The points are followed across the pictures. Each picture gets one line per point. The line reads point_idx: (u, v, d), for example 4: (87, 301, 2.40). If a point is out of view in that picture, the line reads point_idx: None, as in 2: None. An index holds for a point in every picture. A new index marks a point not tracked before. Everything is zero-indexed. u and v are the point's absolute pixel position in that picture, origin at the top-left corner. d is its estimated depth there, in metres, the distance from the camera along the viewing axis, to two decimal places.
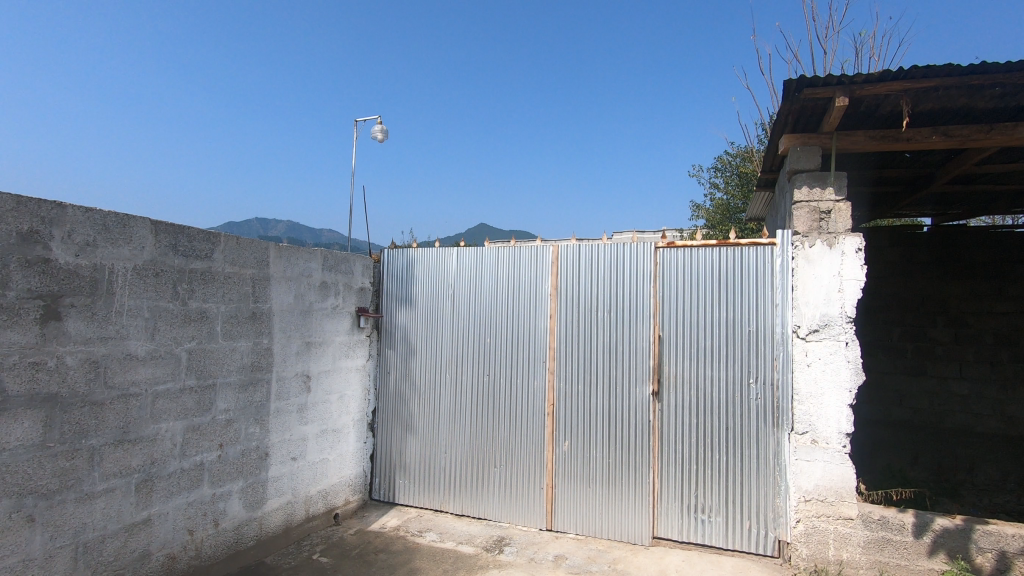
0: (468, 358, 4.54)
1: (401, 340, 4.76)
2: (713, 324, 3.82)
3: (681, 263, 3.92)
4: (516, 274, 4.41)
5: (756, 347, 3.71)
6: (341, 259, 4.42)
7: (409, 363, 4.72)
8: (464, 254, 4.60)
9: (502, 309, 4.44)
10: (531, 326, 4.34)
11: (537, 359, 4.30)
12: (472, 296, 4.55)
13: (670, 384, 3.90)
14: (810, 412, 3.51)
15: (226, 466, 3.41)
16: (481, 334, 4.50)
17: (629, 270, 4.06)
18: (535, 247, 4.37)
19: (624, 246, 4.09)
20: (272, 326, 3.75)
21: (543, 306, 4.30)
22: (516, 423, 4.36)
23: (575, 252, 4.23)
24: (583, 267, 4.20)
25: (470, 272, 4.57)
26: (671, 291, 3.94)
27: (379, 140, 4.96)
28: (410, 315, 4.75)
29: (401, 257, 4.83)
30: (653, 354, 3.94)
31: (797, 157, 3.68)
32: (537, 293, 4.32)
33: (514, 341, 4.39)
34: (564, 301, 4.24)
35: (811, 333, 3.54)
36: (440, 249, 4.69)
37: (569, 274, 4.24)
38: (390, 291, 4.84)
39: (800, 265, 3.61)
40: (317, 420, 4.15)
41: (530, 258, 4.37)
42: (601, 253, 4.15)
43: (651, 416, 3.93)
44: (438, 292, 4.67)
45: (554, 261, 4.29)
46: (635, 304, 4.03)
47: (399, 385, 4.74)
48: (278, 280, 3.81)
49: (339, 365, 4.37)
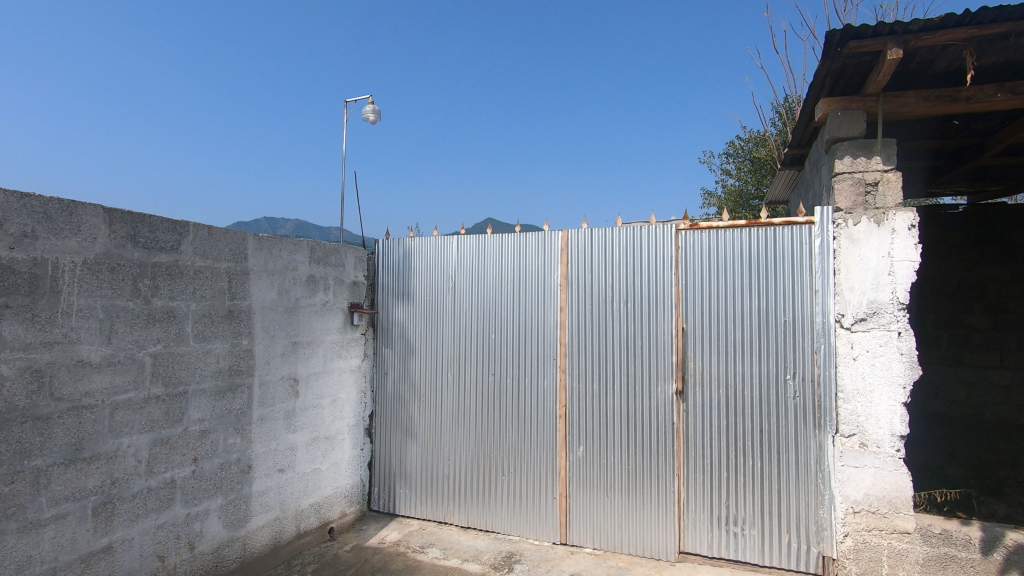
0: (471, 356, 4.16)
1: (399, 339, 4.39)
2: (744, 315, 3.41)
3: (706, 247, 3.51)
4: (522, 264, 4.02)
5: (793, 340, 3.30)
6: (331, 251, 4.05)
7: (407, 363, 4.35)
8: (465, 243, 4.21)
9: (507, 302, 4.05)
10: (539, 320, 3.95)
11: (548, 356, 3.91)
12: (474, 289, 4.16)
13: (696, 382, 3.50)
14: (858, 411, 3.11)
15: (201, 483, 3.06)
16: (485, 330, 4.11)
17: (648, 256, 3.65)
18: (543, 233, 3.98)
19: (642, 229, 3.69)
20: (253, 325, 3.38)
21: (552, 298, 3.90)
22: (525, 426, 3.97)
23: (588, 238, 3.83)
24: (596, 254, 3.80)
25: (471, 263, 4.18)
26: (695, 278, 3.53)
27: (371, 122, 4.56)
28: (407, 311, 4.38)
29: (396, 247, 4.44)
30: (675, 349, 3.54)
31: (838, 123, 3.25)
32: (546, 284, 3.93)
33: (521, 338, 4.00)
34: (576, 292, 3.84)
35: (857, 322, 3.13)
36: (439, 238, 4.31)
37: (581, 263, 3.84)
38: (386, 285, 4.47)
39: (843, 245, 3.19)
40: (307, 427, 3.79)
41: (538, 245, 3.98)
42: (616, 239, 3.75)
43: (675, 418, 3.53)
44: (437, 285, 4.29)
45: (564, 249, 3.89)
46: (655, 294, 3.62)
47: (397, 386, 4.38)
48: (259, 274, 3.44)
49: (330, 367, 4.01)
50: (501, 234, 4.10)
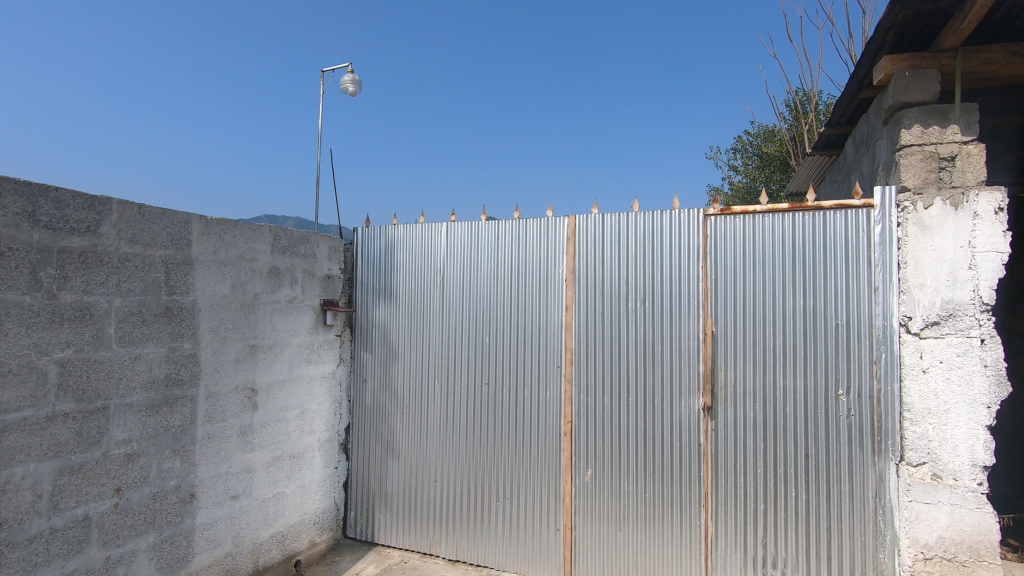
0: (461, 363, 3.60)
1: (379, 341, 3.83)
2: (785, 316, 2.86)
3: (740, 234, 2.96)
4: (520, 256, 3.45)
5: (847, 347, 2.76)
6: (300, 239, 3.49)
7: (389, 370, 3.79)
8: (455, 232, 3.66)
9: (502, 300, 3.49)
10: (540, 321, 3.39)
11: (550, 363, 3.35)
12: (464, 284, 3.60)
13: (728, 396, 2.95)
14: (929, 435, 2.54)
15: (126, 519, 2.50)
16: (477, 332, 3.55)
17: (669, 246, 3.10)
18: (544, 220, 3.42)
19: (662, 214, 3.13)
20: (197, 326, 2.83)
21: (556, 296, 3.34)
22: (523, 445, 3.42)
23: (598, 225, 3.27)
24: (607, 245, 3.24)
25: (462, 254, 3.62)
26: (727, 273, 2.97)
27: (351, 94, 4.01)
28: (389, 310, 3.81)
29: (376, 237, 3.89)
30: (702, 357, 3.00)
31: (905, 84, 2.68)
32: (548, 279, 3.37)
33: (518, 341, 3.44)
34: (583, 289, 3.28)
35: (928, 327, 2.57)
36: (426, 227, 3.74)
37: (590, 254, 3.28)
38: (365, 280, 3.90)
39: (910, 233, 2.63)
40: (268, 445, 3.24)
41: (539, 233, 3.42)
42: (631, 227, 3.19)
43: (701, 439, 2.99)
44: (423, 280, 3.73)
45: (570, 238, 3.33)
46: (678, 291, 3.07)
47: (377, 396, 3.81)
48: (207, 265, 2.88)
49: (297, 375, 3.45)
50: (497, 221, 3.55)
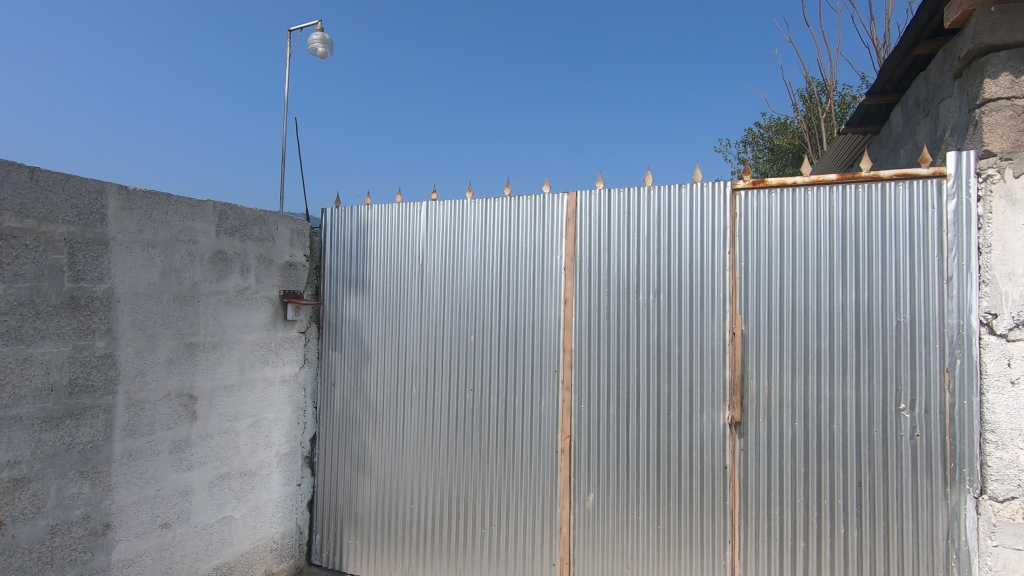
0: (442, 365, 3.08)
1: (350, 340, 3.32)
2: (832, 313, 2.35)
3: (776, 211, 2.44)
4: (511, 240, 2.94)
5: (910, 351, 2.24)
6: (254, 219, 2.98)
7: (360, 373, 3.28)
8: (436, 212, 3.14)
9: (489, 292, 2.97)
10: (535, 317, 2.86)
11: (545, 367, 2.83)
12: (446, 273, 3.08)
13: (760, 409, 2.43)
14: (1020, 464, 2.01)
15: (11, 560, 1.99)
16: (461, 330, 3.03)
17: (688, 227, 2.58)
18: (539, 197, 2.90)
19: (681, 189, 2.61)
20: (115, 320, 2.32)
21: (552, 287, 2.82)
22: (513, 463, 2.90)
23: (603, 202, 2.75)
24: (614, 226, 2.72)
25: (444, 238, 3.10)
26: (760, 259, 2.45)
27: (320, 55, 3.51)
28: (361, 303, 3.30)
29: (348, 219, 3.38)
30: (729, 361, 2.48)
31: (991, 23, 2.12)
32: (544, 268, 2.85)
33: (508, 341, 2.92)
34: (585, 279, 2.76)
35: (1019, 327, 2.02)
36: (403, 207, 3.23)
37: (593, 238, 2.75)
38: (334, 268, 3.39)
39: (996, 208, 2.08)
40: (212, 462, 2.74)
41: (533, 213, 2.89)
42: (643, 205, 2.67)
43: (727, 460, 2.48)
44: (399, 269, 3.21)
45: (570, 218, 2.80)
46: (700, 281, 2.55)
47: (347, 402, 3.31)
48: (128, 246, 2.38)
49: (250, 378, 2.94)
50: (484, 199, 3.03)
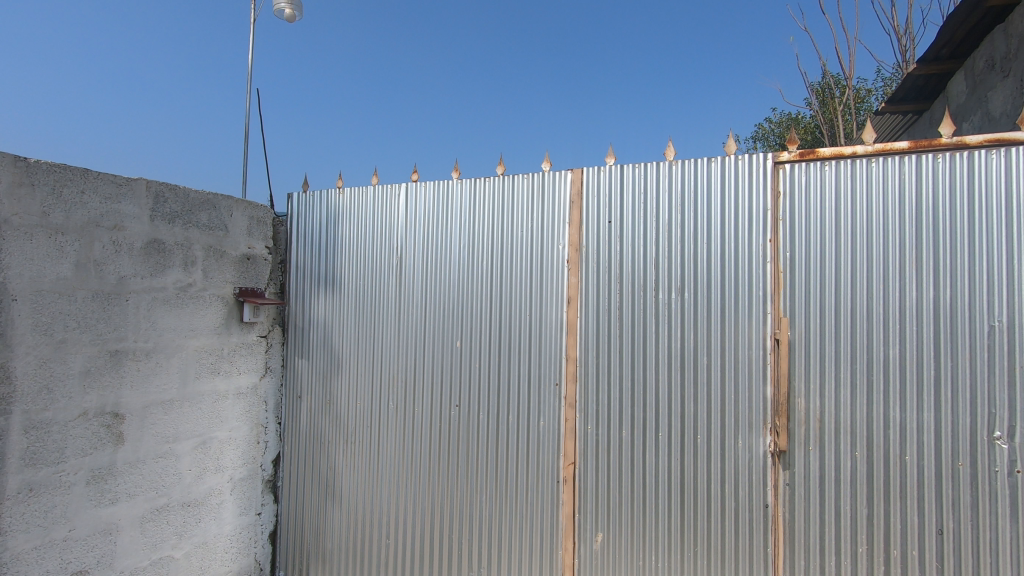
0: (422, 376, 2.60)
1: (318, 345, 2.86)
2: (902, 316, 1.88)
3: (830, 190, 1.98)
4: (504, 228, 2.47)
5: (1006, 364, 1.78)
6: (201, 203, 2.53)
7: (330, 384, 2.82)
8: (417, 195, 2.67)
9: (478, 290, 2.50)
10: (533, 319, 2.39)
11: (544, 380, 2.36)
12: (428, 267, 2.61)
13: (810, 434, 1.96)
14: None
15: None
16: (444, 335, 2.56)
17: (720, 210, 2.12)
18: (538, 175, 2.43)
19: (710, 164, 2.14)
20: (9, 323, 1.86)
21: (553, 284, 2.36)
22: (507, 493, 2.44)
23: (614, 181, 2.28)
24: (628, 209, 2.25)
25: (426, 226, 2.63)
26: (810, 249, 1.99)
27: (287, 20, 3.07)
28: (331, 302, 2.84)
29: (318, 205, 2.92)
30: (771, 375, 2.01)
31: None
32: (543, 261, 2.38)
33: (500, 348, 2.45)
34: (592, 273, 2.29)
35: None
36: (379, 191, 2.77)
37: (603, 224, 2.29)
38: (302, 263, 2.93)
39: None
40: (144, 492, 2.28)
41: (531, 196, 2.42)
42: (664, 183, 2.20)
43: (769, 498, 2.00)
44: (374, 262, 2.74)
45: (575, 201, 2.33)
46: (734, 277, 2.09)
47: (315, 418, 2.85)
48: (29, 231, 1.92)
49: (196, 390, 2.49)
50: (473, 179, 2.56)
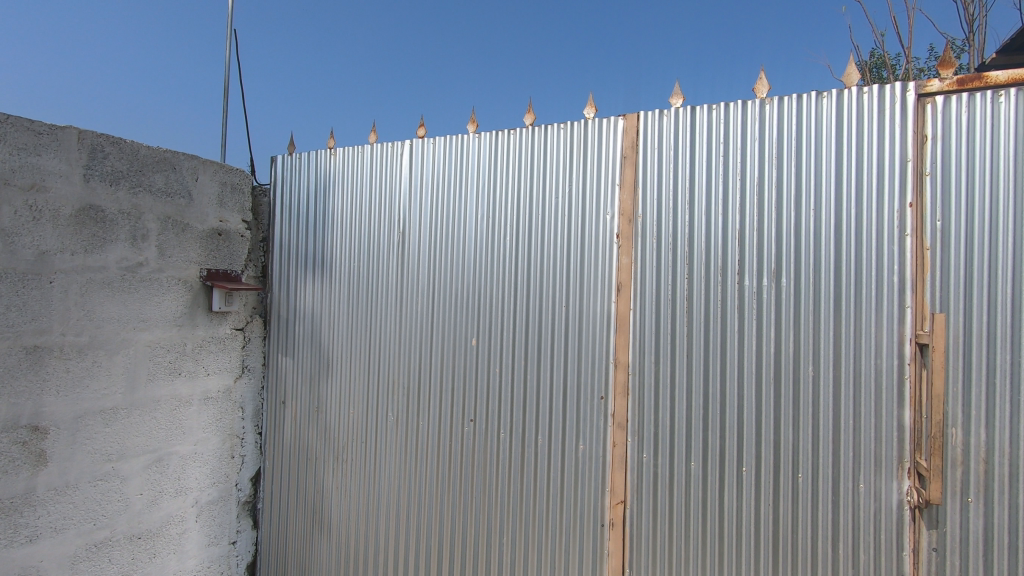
0: (428, 382, 2.07)
1: (304, 340, 2.35)
2: None
3: (1006, 133, 1.38)
4: (535, 194, 1.91)
5: None
6: (155, 163, 2.02)
7: (317, 388, 2.31)
8: (423, 154, 2.13)
9: (498, 274, 1.95)
10: (571, 312, 1.84)
11: (584, 391, 1.81)
12: (436, 245, 2.07)
13: (970, 482, 1.38)
14: None
15: None
16: (456, 330, 2.02)
17: (834, 163, 1.53)
18: (578, 123, 1.86)
19: (822, 100, 1.55)
20: None
21: (597, 265, 1.80)
22: (535, 535, 1.90)
23: (683, 128, 1.70)
24: (701, 166, 1.67)
25: (433, 193, 2.09)
26: (973, 216, 1.40)
27: None
28: (319, 288, 2.32)
29: (305, 170, 2.40)
30: (910, 395, 1.44)
31: None
32: (583, 236, 1.82)
33: (527, 350, 1.90)
34: (650, 252, 1.72)
35: None
36: (378, 152, 2.23)
37: (667, 186, 1.71)
38: (287, 241, 2.42)
39: None
40: (78, 524, 1.81)
41: (570, 151, 1.86)
42: (753, 128, 1.62)
43: (905, 568, 1.44)
44: (369, 239, 2.21)
45: (629, 156, 1.76)
46: (855, 256, 1.50)
47: (301, 429, 2.34)
48: None
49: (148, 396, 2.00)
50: (494, 131, 2.00)
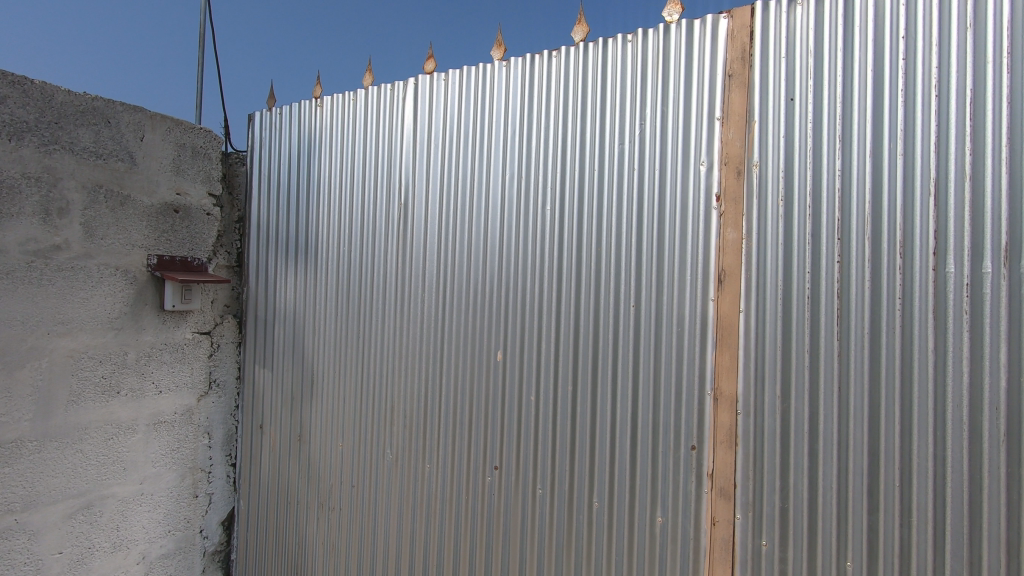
0: (437, 411, 1.50)
1: (284, 348, 1.82)
2: None
3: None
4: (588, 141, 1.30)
5: None
6: (79, 114, 1.52)
7: (299, 411, 1.77)
8: (431, 96, 1.54)
9: (535, 260, 1.35)
10: (641, 315, 1.22)
11: (663, 434, 1.19)
12: (447, 220, 1.49)
13: None
14: None
15: None
16: (475, 339, 1.44)
17: None
18: (653, 32, 1.23)
19: None
20: None
21: (685, 244, 1.17)
22: None
23: (832, 18, 1.05)
24: (865, 77, 1.03)
25: (445, 149, 1.50)
26: None
27: None
28: (302, 281, 1.78)
29: (286, 129, 1.86)
30: None
31: None
32: (662, 199, 1.20)
33: (575, 369, 1.30)
34: (774, 224, 1.09)
35: None
36: (373, 98, 1.66)
37: (802, 114, 1.08)
38: (265, 221, 1.90)
39: None
40: None
41: (641, 74, 1.24)
42: (961, 11, 0.96)
43: None
44: (362, 215, 1.66)
45: (736, 73, 1.13)
46: None
47: (281, 464, 1.81)
48: None
49: (71, 423, 1.51)
50: (527, 54, 1.39)
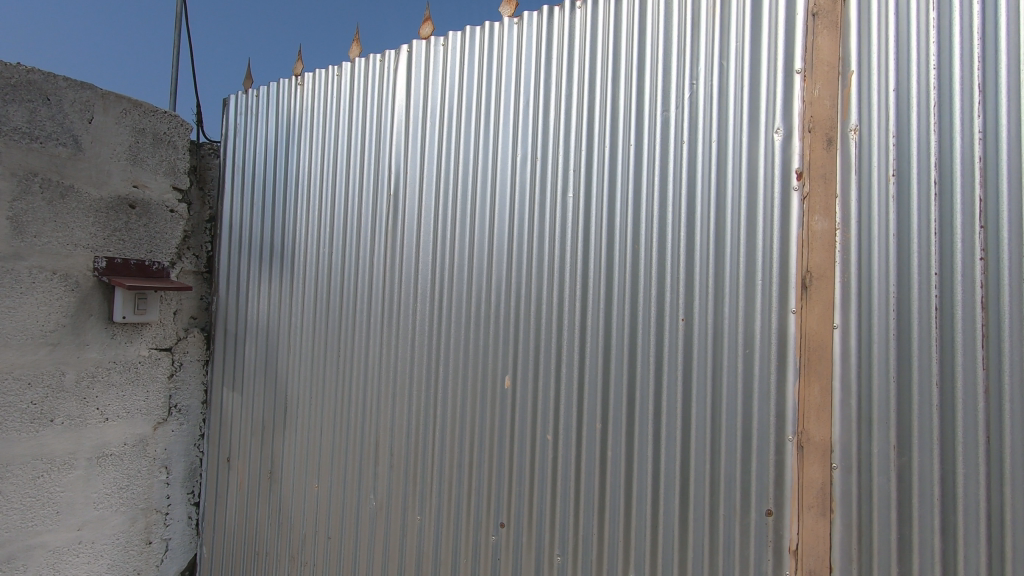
0: (429, 449, 1.21)
1: (255, 368, 1.55)
2: None
3: None
4: (622, 109, 1.02)
5: None
6: (10, 87, 1.28)
7: (271, 444, 1.49)
8: (427, 65, 1.28)
9: (554, 261, 1.07)
10: (694, 331, 0.93)
11: (727, 492, 0.89)
12: (444, 214, 1.21)
13: None
14: None
15: None
16: (477, 361, 1.15)
17: None
18: None
19: None
20: None
21: (754, 238, 0.88)
22: None
23: None
24: (1014, 11, 0.76)
25: (443, 127, 1.24)
26: None
27: None
28: (276, 289, 1.52)
29: (264, 114, 1.61)
30: None
31: None
32: (722, 180, 0.91)
33: (606, 402, 1.00)
34: (883, 210, 0.81)
35: None
36: (360, 72, 1.40)
37: (921, 62, 0.80)
38: (238, 221, 1.64)
39: None
40: None
41: (694, 21, 0.96)
42: None
43: None
44: (345, 210, 1.39)
45: (824, 11, 0.86)
46: None
47: (248, 505, 1.53)
48: None
49: None
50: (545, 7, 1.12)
